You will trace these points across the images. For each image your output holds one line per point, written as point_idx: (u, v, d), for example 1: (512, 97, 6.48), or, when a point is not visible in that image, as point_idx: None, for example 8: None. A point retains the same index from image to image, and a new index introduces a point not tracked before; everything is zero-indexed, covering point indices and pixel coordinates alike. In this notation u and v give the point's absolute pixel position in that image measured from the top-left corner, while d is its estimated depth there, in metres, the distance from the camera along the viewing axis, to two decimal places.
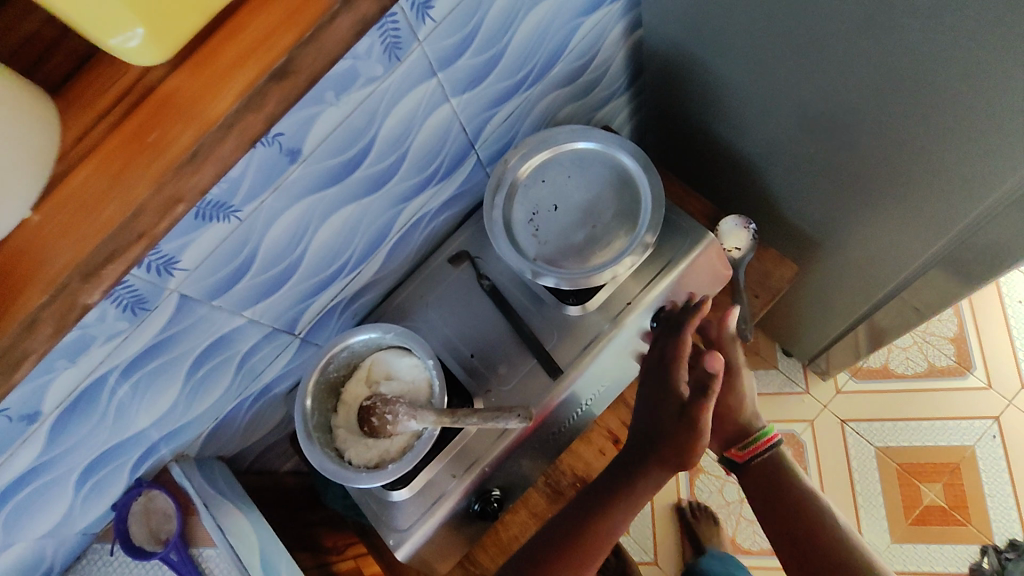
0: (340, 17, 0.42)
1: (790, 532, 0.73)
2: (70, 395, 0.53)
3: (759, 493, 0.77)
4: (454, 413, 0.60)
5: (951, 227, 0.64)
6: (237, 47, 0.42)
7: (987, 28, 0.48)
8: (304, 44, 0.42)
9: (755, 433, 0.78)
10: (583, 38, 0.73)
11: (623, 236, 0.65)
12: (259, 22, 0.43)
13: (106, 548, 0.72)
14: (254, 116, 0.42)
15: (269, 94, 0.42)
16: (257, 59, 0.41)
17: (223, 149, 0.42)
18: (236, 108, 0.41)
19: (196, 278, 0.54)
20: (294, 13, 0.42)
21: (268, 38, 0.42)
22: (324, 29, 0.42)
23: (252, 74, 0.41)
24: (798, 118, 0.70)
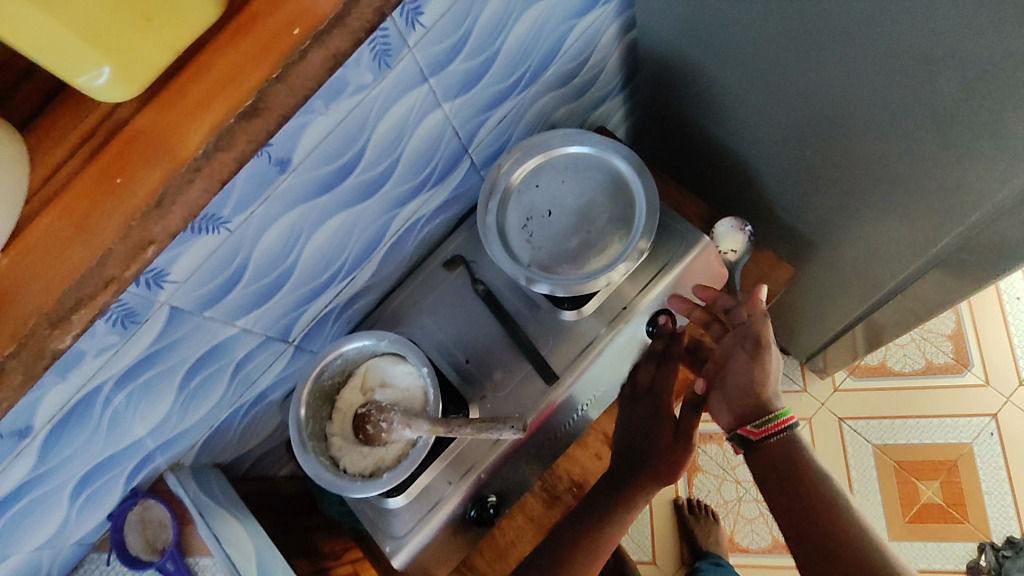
0: (313, 52, 0.40)
1: (809, 532, 0.62)
2: (61, 408, 0.53)
3: (776, 478, 0.67)
4: (447, 423, 0.61)
5: (950, 231, 0.63)
6: (209, 81, 0.41)
7: (983, 32, 0.47)
8: (273, 83, 0.40)
9: (773, 411, 0.68)
10: (576, 39, 0.72)
11: (618, 242, 0.65)
12: (231, 56, 0.41)
13: (103, 559, 0.73)
14: (224, 156, 0.40)
15: (238, 134, 0.40)
16: (228, 96, 0.40)
17: (193, 191, 0.40)
18: (208, 148, 0.40)
19: (187, 290, 0.54)
20: (266, 47, 0.40)
21: (240, 72, 0.40)
22: (295, 66, 0.40)
23: (222, 112, 0.40)
24: (795, 119, 0.69)
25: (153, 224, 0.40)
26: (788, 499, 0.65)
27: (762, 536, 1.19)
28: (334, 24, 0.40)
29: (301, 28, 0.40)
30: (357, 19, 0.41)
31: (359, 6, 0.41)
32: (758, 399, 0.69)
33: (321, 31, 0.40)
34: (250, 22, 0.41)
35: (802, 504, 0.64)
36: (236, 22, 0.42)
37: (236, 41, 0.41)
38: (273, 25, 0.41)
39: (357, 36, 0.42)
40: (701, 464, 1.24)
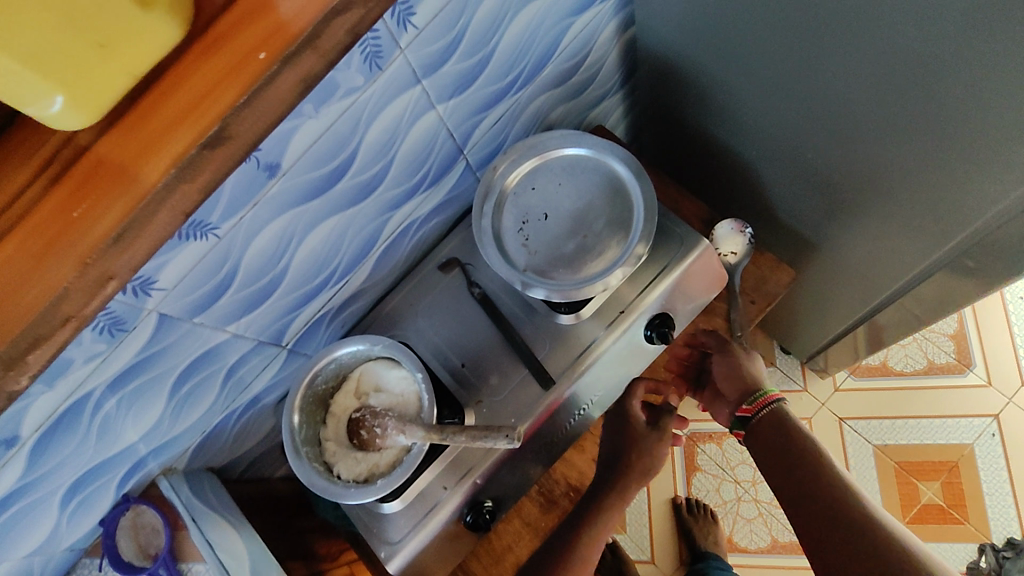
0: (282, 76, 0.38)
1: (812, 512, 0.60)
2: (49, 417, 0.52)
3: (771, 451, 0.68)
4: (442, 431, 0.60)
5: (955, 235, 0.62)
6: (177, 106, 0.39)
7: (985, 36, 0.46)
8: (238, 109, 0.38)
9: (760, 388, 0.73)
10: (574, 38, 0.71)
11: (615, 246, 0.64)
12: (198, 79, 0.39)
13: (95, 564, 0.72)
14: (187, 187, 0.39)
15: (204, 163, 0.38)
16: (194, 122, 0.38)
17: (157, 224, 0.39)
18: (169, 180, 0.38)
19: (176, 296, 0.53)
20: (232, 71, 0.39)
21: (207, 96, 0.38)
22: (262, 91, 0.38)
23: (186, 140, 0.38)
24: (796, 121, 0.68)
25: (114, 258, 0.38)
26: (786, 477, 0.64)
27: (761, 536, 1.19)
28: (304, 46, 0.38)
29: (267, 51, 0.38)
30: (329, 41, 0.39)
31: (332, 28, 0.39)
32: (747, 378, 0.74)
33: (292, 54, 0.38)
34: (215, 44, 0.40)
35: (797, 485, 0.63)
36: (202, 44, 0.40)
37: (202, 63, 0.39)
38: (241, 48, 0.39)
39: (330, 58, 0.40)
40: (701, 463, 1.24)
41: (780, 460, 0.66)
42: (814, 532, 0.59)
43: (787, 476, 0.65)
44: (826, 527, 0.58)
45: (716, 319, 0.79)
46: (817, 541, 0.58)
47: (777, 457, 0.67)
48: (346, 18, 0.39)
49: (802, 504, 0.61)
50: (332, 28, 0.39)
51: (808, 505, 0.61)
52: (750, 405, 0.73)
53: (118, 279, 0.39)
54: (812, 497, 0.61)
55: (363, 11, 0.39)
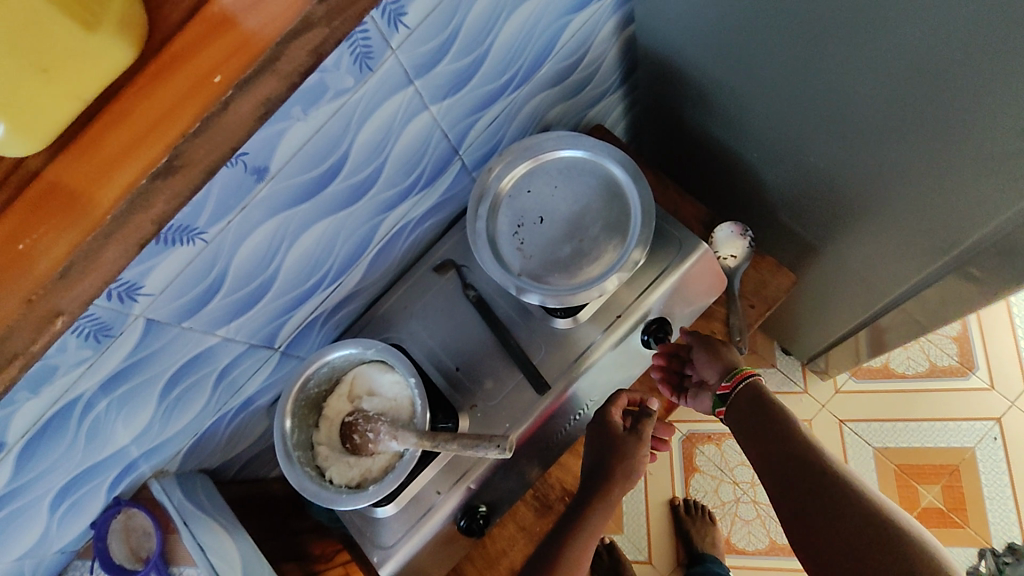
0: (238, 101, 0.38)
1: (798, 495, 0.61)
2: (35, 423, 0.52)
3: (754, 433, 0.68)
4: (434, 438, 0.60)
5: (960, 243, 0.61)
6: (128, 131, 0.39)
7: (992, 42, 0.45)
8: (192, 138, 0.38)
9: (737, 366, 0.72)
10: (572, 36, 0.70)
11: (612, 251, 0.64)
12: (150, 103, 0.39)
13: (87, 566, 0.72)
14: (141, 217, 0.39)
15: (157, 194, 0.38)
16: (146, 149, 0.38)
17: (108, 255, 0.39)
18: (120, 210, 0.38)
19: (162, 302, 0.52)
20: (187, 96, 0.38)
21: (159, 122, 0.38)
22: (219, 118, 0.38)
23: (138, 169, 0.38)
24: (799, 123, 0.67)
25: (61, 298, 0.38)
26: (770, 461, 0.65)
27: (759, 538, 1.18)
28: (263, 69, 0.38)
29: (223, 75, 0.38)
30: (289, 64, 0.39)
31: (292, 50, 0.39)
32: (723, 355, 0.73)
33: (248, 79, 0.38)
34: (168, 65, 0.39)
35: (806, 488, 0.61)
36: (155, 65, 0.39)
37: (156, 86, 0.39)
38: (195, 70, 0.38)
39: (291, 80, 0.40)
40: (700, 464, 1.23)
41: (784, 463, 0.64)
42: (825, 540, 0.57)
43: (775, 462, 0.64)
44: (842, 533, 0.56)
45: (714, 322, 0.78)
46: (831, 552, 0.56)
47: (781, 459, 0.64)
48: (308, 38, 0.39)
49: (813, 508, 0.59)
50: (292, 50, 0.39)
51: (819, 511, 0.59)
52: (727, 381, 0.72)
53: (67, 314, 0.40)
54: (822, 501, 0.59)
55: (327, 30, 0.39)
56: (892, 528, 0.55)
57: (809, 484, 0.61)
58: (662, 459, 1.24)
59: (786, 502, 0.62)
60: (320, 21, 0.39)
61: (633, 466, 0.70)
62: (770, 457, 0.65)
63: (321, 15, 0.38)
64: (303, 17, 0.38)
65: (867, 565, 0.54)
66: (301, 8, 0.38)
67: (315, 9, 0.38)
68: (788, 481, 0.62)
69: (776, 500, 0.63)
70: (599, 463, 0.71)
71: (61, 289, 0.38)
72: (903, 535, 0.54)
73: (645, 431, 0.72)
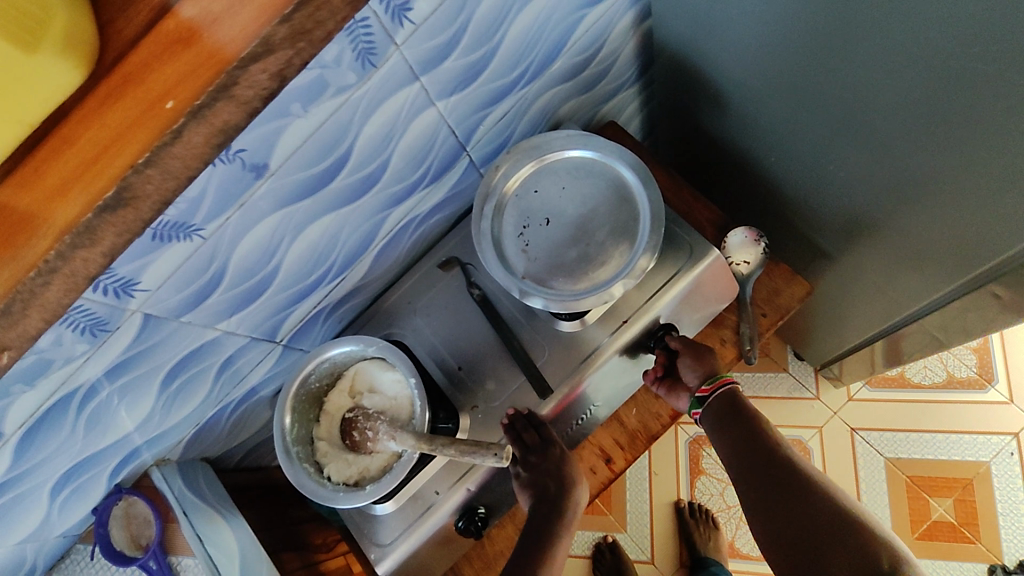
0: (191, 130, 0.34)
1: (779, 503, 0.62)
2: (32, 414, 0.52)
3: (735, 445, 0.68)
4: (432, 441, 0.60)
5: (982, 262, 0.59)
6: (67, 164, 0.34)
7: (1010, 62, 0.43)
8: (141, 170, 0.34)
9: (717, 372, 0.71)
10: (587, 31, 0.67)
11: (619, 255, 0.63)
12: (92, 134, 0.34)
13: (88, 550, 0.74)
14: (87, 252, 0.35)
15: (103, 228, 0.34)
16: (87, 185, 0.34)
17: (49, 294, 0.35)
18: (62, 247, 0.34)
19: (161, 296, 0.51)
20: (132, 126, 0.34)
21: (103, 154, 0.34)
22: (170, 148, 0.34)
23: (76, 209, 0.34)
24: (822, 129, 0.64)
25: (4, 333, 0.36)
26: (752, 471, 0.66)
27: None
28: (217, 96, 0.33)
29: (175, 101, 0.34)
30: (248, 88, 0.34)
31: (250, 74, 0.34)
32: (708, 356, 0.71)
33: (201, 106, 0.33)
34: (116, 89, 0.34)
35: (779, 486, 0.63)
36: (102, 89, 0.35)
37: (100, 113, 0.34)
38: (143, 97, 0.34)
39: (252, 105, 0.35)
40: (706, 466, 1.22)
41: (759, 461, 0.66)
42: (799, 534, 0.60)
43: (757, 470, 0.65)
44: (813, 526, 0.59)
45: (725, 329, 0.76)
46: (805, 546, 0.59)
47: (756, 458, 0.66)
48: (269, 61, 0.34)
49: (787, 505, 0.62)
50: (249, 74, 0.34)
51: (791, 506, 0.61)
52: (706, 386, 0.70)
53: (14, 349, 0.37)
54: (794, 495, 0.62)
55: (291, 52, 0.34)
56: (861, 522, 0.58)
57: (780, 477, 0.64)
58: (668, 458, 1.23)
59: (759, 497, 0.64)
60: (281, 44, 0.34)
61: (579, 496, 0.71)
62: (745, 458, 0.67)
63: (283, 37, 0.33)
64: (261, 40, 0.33)
65: (839, 558, 0.57)
66: (259, 30, 0.33)
67: (275, 30, 0.33)
68: (762, 480, 0.64)
69: (748, 496, 0.65)
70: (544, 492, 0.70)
71: (6, 323, 0.35)
72: (869, 528, 0.58)
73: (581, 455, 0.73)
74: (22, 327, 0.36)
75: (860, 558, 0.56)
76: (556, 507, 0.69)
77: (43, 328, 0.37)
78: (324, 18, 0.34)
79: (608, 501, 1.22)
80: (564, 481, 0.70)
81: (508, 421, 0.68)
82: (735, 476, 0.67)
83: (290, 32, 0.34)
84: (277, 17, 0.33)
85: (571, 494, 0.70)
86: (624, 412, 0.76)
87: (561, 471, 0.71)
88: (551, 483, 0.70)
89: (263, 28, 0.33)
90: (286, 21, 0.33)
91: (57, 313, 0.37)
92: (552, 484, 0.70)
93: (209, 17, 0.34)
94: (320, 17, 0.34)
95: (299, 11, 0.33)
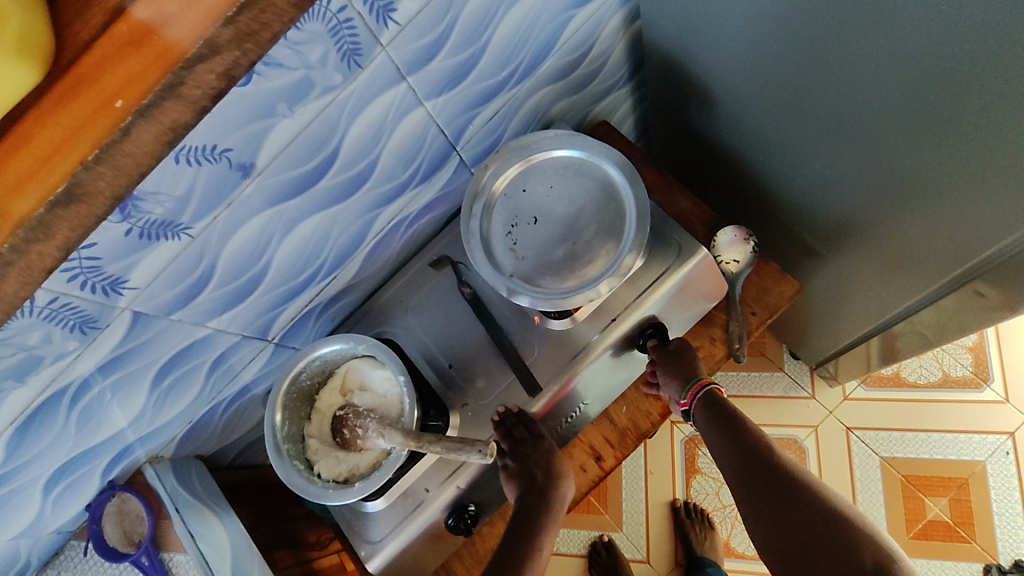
0: (141, 128, 0.33)
1: (770, 505, 0.62)
2: (23, 411, 0.53)
3: (727, 448, 0.68)
4: (419, 439, 0.61)
5: (968, 260, 0.59)
6: (19, 162, 0.33)
7: (991, 63, 0.44)
8: (92, 167, 0.33)
9: (699, 377, 0.70)
10: (576, 31, 0.68)
11: (606, 254, 0.63)
12: (47, 133, 0.33)
13: (82, 547, 0.75)
14: (41, 247, 0.34)
15: (57, 223, 0.33)
16: (39, 183, 0.32)
17: (7, 287, 0.34)
18: (17, 241, 0.33)
19: (149, 295, 0.52)
20: (83, 125, 0.32)
21: (57, 151, 0.32)
22: (119, 146, 0.33)
23: (27, 206, 0.32)
24: (811, 128, 0.64)
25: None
26: (744, 474, 0.66)
27: None
28: (164, 96, 0.32)
29: (124, 99, 0.32)
30: (196, 88, 0.34)
31: (197, 74, 0.33)
32: (690, 363, 0.70)
33: (148, 105, 0.32)
34: (69, 91, 0.33)
35: (769, 488, 0.63)
36: (56, 90, 0.33)
37: (53, 112, 0.33)
38: (94, 97, 0.33)
39: (201, 104, 0.34)
40: (701, 466, 1.22)
41: (750, 463, 0.66)
42: (789, 534, 0.60)
43: (748, 473, 0.66)
44: (800, 527, 0.60)
45: (715, 328, 0.76)
46: (794, 546, 0.59)
47: (747, 461, 0.66)
48: (216, 62, 0.33)
49: (777, 506, 0.62)
50: (197, 74, 0.33)
51: (780, 507, 0.62)
52: (687, 398, 0.70)
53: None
54: (784, 496, 0.62)
55: (237, 53, 0.33)
56: (848, 521, 0.58)
57: (770, 477, 0.64)
58: (664, 457, 1.23)
59: (751, 499, 0.64)
60: (227, 45, 0.33)
61: (566, 491, 0.72)
62: (737, 461, 0.67)
63: (228, 39, 0.32)
64: (205, 42, 0.32)
65: (826, 558, 0.57)
66: (204, 31, 0.32)
67: (220, 32, 0.32)
68: (753, 483, 0.65)
69: (741, 498, 0.66)
70: (529, 488, 0.71)
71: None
72: (857, 528, 0.58)
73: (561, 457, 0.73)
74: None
75: (847, 558, 0.56)
76: (543, 501, 0.70)
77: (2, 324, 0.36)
78: (271, 20, 0.33)
79: (604, 500, 1.23)
80: (552, 475, 0.71)
81: (497, 418, 0.70)
82: (728, 479, 0.68)
83: (236, 34, 0.33)
84: (221, 19, 0.32)
85: (558, 489, 0.71)
86: (614, 410, 0.76)
87: (550, 465, 0.71)
88: (538, 476, 0.71)
89: (208, 30, 0.31)
90: (231, 23, 0.32)
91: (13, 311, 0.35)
92: (540, 477, 0.71)
93: (162, 17, 0.32)
94: (267, 19, 0.33)
95: (244, 12, 0.32)
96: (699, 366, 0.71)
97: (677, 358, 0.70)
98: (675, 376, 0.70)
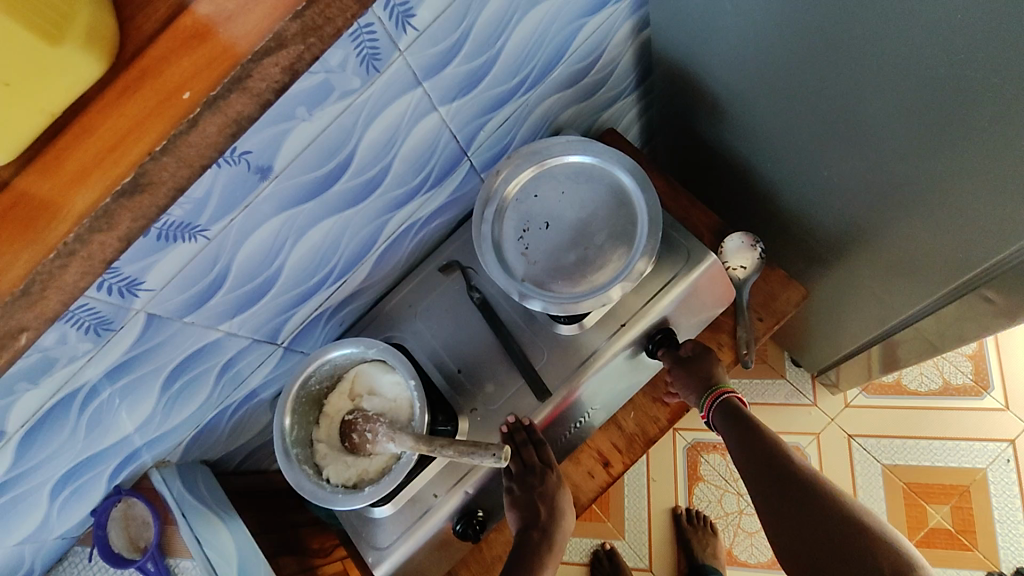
0: (206, 119, 0.34)
1: (786, 512, 0.63)
2: (35, 414, 0.52)
3: (742, 454, 0.69)
4: (431, 442, 0.60)
5: (973, 268, 0.60)
6: (86, 153, 0.34)
7: (994, 74, 0.45)
8: (157, 157, 0.33)
9: (716, 381, 0.71)
10: (586, 39, 0.68)
11: (616, 259, 0.64)
12: (110, 124, 0.34)
13: (87, 552, 0.75)
14: (103, 237, 0.34)
15: (120, 214, 0.34)
16: (104, 173, 0.34)
17: (67, 277, 0.35)
18: (80, 231, 0.33)
19: (163, 297, 0.52)
20: (149, 116, 0.34)
21: (122, 142, 0.34)
22: (185, 137, 0.34)
23: (94, 196, 0.33)
24: (815, 135, 0.65)
25: (21, 314, 0.35)
26: (760, 480, 0.67)
27: (762, 551, 1.17)
28: (231, 87, 0.33)
29: (192, 91, 0.34)
30: (261, 81, 0.34)
31: (263, 67, 0.34)
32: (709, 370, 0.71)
33: (216, 96, 0.33)
34: (134, 82, 0.34)
35: (784, 493, 0.64)
36: (119, 82, 0.34)
37: (118, 104, 0.34)
38: (160, 88, 0.34)
39: (264, 97, 0.35)
40: (704, 474, 1.22)
41: (767, 468, 0.67)
42: (805, 541, 0.61)
43: (765, 479, 0.66)
44: (816, 533, 0.61)
45: (722, 335, 0.77)
46: (811, 552, 0.60)
47: (764, 467, 0.67)
48: (281, 56, 0.34)
49: (794, 512, 0.63)
50: (262, 68, 0.34)
51: (797, 513, 0.63)
52: (704, 404, 0.71)
53: (31, 330, 0.36)
54: (799, 502, 0.63)
55: (302, 47, 0.34)
56: (861, 524, 0.59)
57: (785, 482, 0.65)
58: (666, 465, 1.23)
59: (768, 505, 0.65)
60: (293, 39, 0.34)
61: (563, 531, 0.73)
62: (753, 466, 0.68)
63: (294, 32, 0.34)
64: (273, 35, 0.33)
65: (845, 565, 0.58)
66: (271, 25, 0.33)
67: (287, 26, 0.33)
68: (769, 488, 0.65)
69: (759, 502, 0.67)
70: (530, 517, 0.72)
71: (24, 304, 0.34)
72: (872, 531, 0.59)
73: (562, 495, 0.73)
74: (40, 310, 0.35)
75: (863, 563, 0.57)
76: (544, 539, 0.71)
77: (60, 311, 0.36)
78: (335, 15, 0.34)
79: (606, 508, 1.22)
80: (552, 513, 0.72)
81: (506, 430, 0.69)
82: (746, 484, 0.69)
83: (302, 28, 0.34)
84: (289, 13, 0.33)
85: (558, 527, 0.72)
86: (621, 416, 0.77)
87: (552, 502, 0.72)
88: (542, 512, 0.72)
89: (276, 24, 0.33)
90: (298, 17, 0.33)
91: (72, 298, 0.36)
92: (542, 514, 0.72)
93: (224, 13, 0.34)
94: (331, 14, 0.34)
95: (309, 7, 0.33)
96: (716, 372, 0.71)
97: (694, 364, 0.71)
98: (693, 381, 0.71)
